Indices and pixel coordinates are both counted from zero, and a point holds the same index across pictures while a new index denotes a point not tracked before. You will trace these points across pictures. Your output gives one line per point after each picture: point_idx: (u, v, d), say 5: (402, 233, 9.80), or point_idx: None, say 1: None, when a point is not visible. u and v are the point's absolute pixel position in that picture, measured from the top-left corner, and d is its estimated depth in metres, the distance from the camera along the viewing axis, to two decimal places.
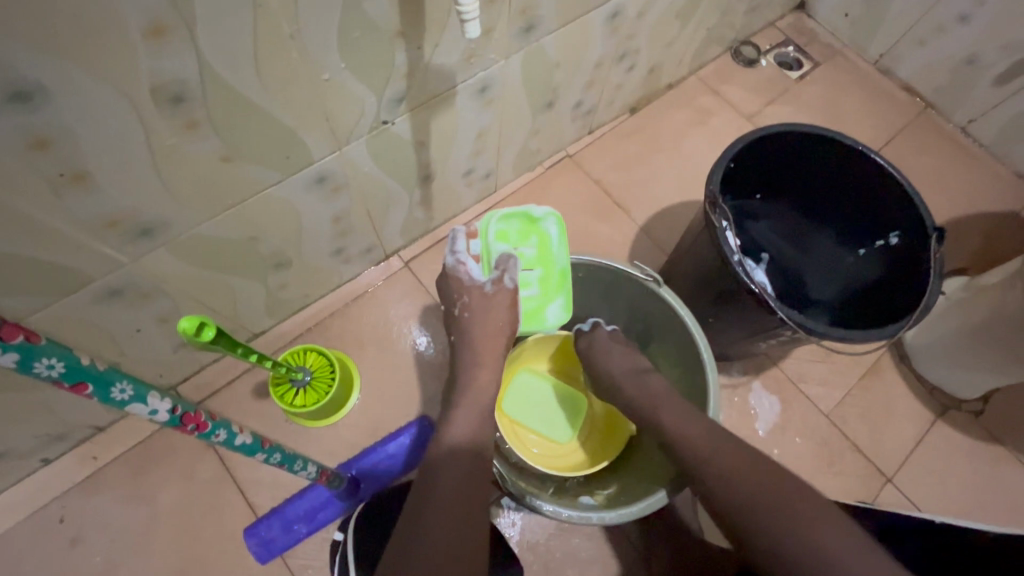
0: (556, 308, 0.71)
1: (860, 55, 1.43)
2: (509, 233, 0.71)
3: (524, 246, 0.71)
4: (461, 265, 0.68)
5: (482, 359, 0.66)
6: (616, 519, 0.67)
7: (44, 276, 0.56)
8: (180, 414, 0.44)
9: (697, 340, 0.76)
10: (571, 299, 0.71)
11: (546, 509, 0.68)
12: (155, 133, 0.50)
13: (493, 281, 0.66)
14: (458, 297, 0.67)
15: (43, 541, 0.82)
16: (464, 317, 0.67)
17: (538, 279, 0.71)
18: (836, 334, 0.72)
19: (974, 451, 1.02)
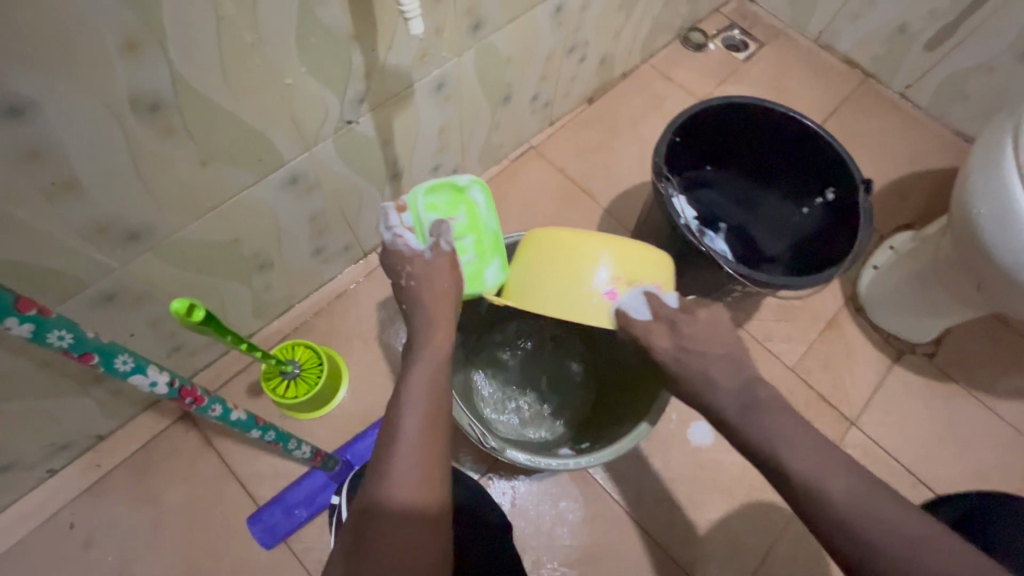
0: (494, 270, 0.75)
1: (802, 34, 1.52)
2: (438, 205, 0.74)
3: (455, 216, 0.74)
4: (399, 238, 0.67)
5: (438, 317, 0.63)
6: (589, 463, 0.73)
7: (42, 282, 0.60)
8: (178, 387, 0.49)
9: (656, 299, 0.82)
10: (506, 260, 0.76)
11: (521, 459, 0.74)
12: (137, 140, 0.55)
13: (430, 248, 0.66)
14: (402, 268, 0.66)
15: (55, 548, 0.85)
16: (410, 286, 0.64)
17: (472, 245, 0.74)
18: (779, 281, 0.79)
19: (930, 389, 1.10)
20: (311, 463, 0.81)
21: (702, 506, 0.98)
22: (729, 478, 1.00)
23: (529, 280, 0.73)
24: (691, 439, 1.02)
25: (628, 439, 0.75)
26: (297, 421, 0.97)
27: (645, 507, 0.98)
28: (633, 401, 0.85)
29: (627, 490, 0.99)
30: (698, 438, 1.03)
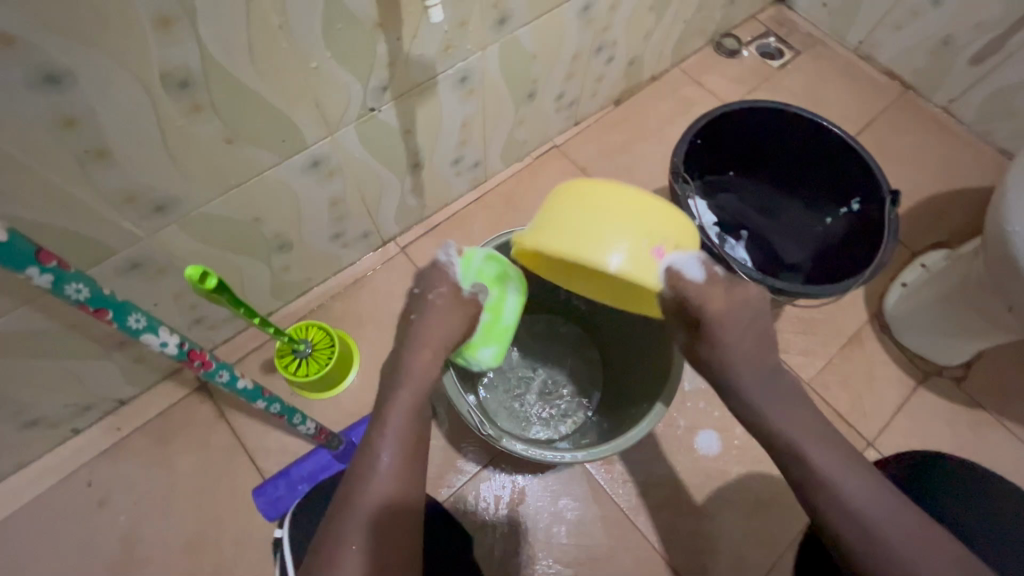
0: (487, 354, 0.72)
1: (841, 44, 1.48)
2: (486, 274, 0.71)
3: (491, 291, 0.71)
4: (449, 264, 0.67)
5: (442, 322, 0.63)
6: (584, 457, 0.72)
7: (74, 246, 0.63)
8: (187, 349, 0.51)
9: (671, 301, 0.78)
10: (503, 353, 0.73)
11: (518, 447, 0.74)
12: (168, 114, 0.58)
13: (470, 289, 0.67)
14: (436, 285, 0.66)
15: (72, 503, 0.89)
16: (435, 300, 0.65)
17: (484, 324, 0.72)
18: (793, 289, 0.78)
19: (957, 414, 1.05)
20: (314, 440, 0.82)
21: (704, 517, 0.96)
22: (733, 490, 0.98)
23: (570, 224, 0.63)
24: (697, 446, 1.00)
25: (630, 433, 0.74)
26: (307, 400, 0.99)
27: (645, 513, 0.96)
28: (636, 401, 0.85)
29: (628, 494, 0.98)
30: (705, 447, 1.01)
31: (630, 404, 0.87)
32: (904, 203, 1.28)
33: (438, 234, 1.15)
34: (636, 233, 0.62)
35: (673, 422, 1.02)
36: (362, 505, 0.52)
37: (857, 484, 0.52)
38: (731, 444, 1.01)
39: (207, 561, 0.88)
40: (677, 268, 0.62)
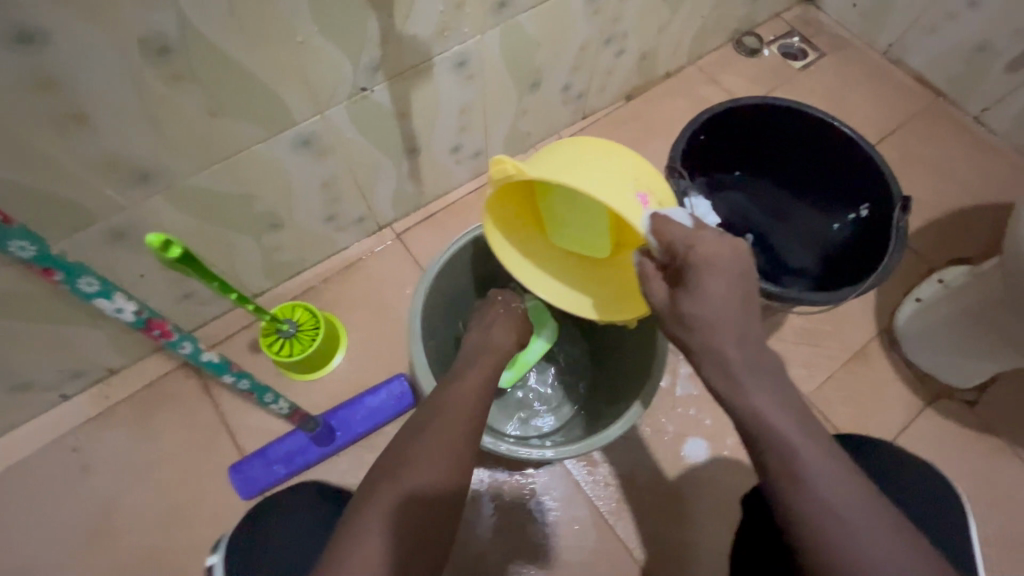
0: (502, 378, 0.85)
1: (870, 46, 1.41)
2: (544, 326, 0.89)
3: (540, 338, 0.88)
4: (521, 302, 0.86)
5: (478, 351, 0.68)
6: (548, 455, 0.70)
7: (56, 211, 0.64)
8: (146, 318, 0.50)
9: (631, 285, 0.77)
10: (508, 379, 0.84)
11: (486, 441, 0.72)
12: (148, 82, 0.57)
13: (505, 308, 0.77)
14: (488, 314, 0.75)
15: (57, 468, 0.91)
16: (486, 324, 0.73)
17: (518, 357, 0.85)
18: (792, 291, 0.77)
19: (965, 439, 1.00)
20: (289, 421, 0.82)
21: (686, 527, 0.94)
22: (718, 502, 0.95)
23: (551, 166, 0.63)
24: (685, 454, 0.98)
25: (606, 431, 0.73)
26: (292, 382, 0.99)
27: (625, 520, 0.94)
28: (620, 399, 0.82)
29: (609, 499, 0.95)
30: (693, 455, 0.98)
31: (612, 406, 0.84)
32: (926, 216, 1.21)
33: (435, 222, 1.13)
34: (623, 177, 0.63)
35: (661, 428, 0.99)
36: (398, 507, 0.50)
37: (845, 489, 0.48)
38: (719, 455, 0.97)
39: (183, 534, 0.89)
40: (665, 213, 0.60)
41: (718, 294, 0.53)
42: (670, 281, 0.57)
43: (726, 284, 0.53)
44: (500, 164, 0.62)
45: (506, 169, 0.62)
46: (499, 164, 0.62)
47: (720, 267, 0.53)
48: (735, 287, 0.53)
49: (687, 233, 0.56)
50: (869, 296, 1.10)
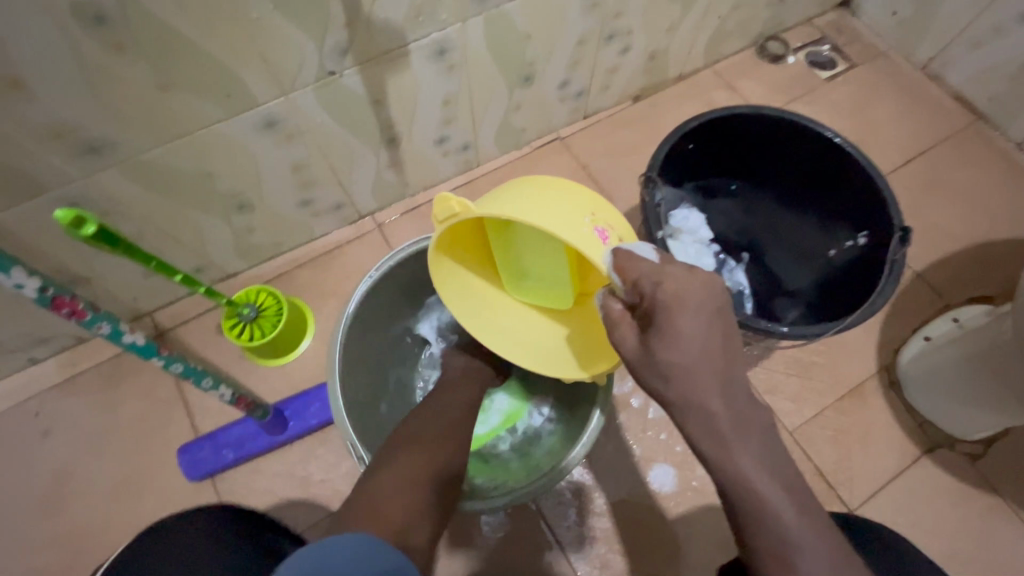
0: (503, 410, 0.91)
1: (908, 59, 1.29)
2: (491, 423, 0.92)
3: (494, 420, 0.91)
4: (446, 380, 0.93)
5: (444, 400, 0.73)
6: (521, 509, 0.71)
7: (3, 177, 0.64)
8: (52, 296, 0.49)
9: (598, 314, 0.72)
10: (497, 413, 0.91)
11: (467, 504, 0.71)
12: (85, 51, 0.56)
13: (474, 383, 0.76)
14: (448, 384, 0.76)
15: (20, 430, 0.92)
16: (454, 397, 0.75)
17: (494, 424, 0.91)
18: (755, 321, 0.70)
19: (960, 494, 0.92)
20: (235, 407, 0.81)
21: (642, 556, 0.90)
22: (679, 534, 0.91)
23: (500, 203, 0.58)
24: (651, 479, 0.93)
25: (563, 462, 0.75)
26: (256, 366, 0.98)
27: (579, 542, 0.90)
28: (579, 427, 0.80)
29: (566, 518, 0.91)
30: (660, 481, 0.93)
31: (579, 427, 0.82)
32: (950, 248, 1.11)
33: (418, 216, 1.09)
34: (580, 210, 0.58)
35: (629, 450, 0.95)
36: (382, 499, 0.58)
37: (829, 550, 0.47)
38: (686, 484, 0.93)
39: (132, 508, 0.89)
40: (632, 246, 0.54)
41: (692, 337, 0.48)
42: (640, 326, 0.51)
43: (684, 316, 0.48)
44: (445, 203, 0.58)
45: (451, 208, 0.58)
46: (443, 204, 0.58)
47: (695, 304, 0.48)
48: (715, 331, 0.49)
49: (655, 270, 0.50)
50: (873, 330, 1.02)
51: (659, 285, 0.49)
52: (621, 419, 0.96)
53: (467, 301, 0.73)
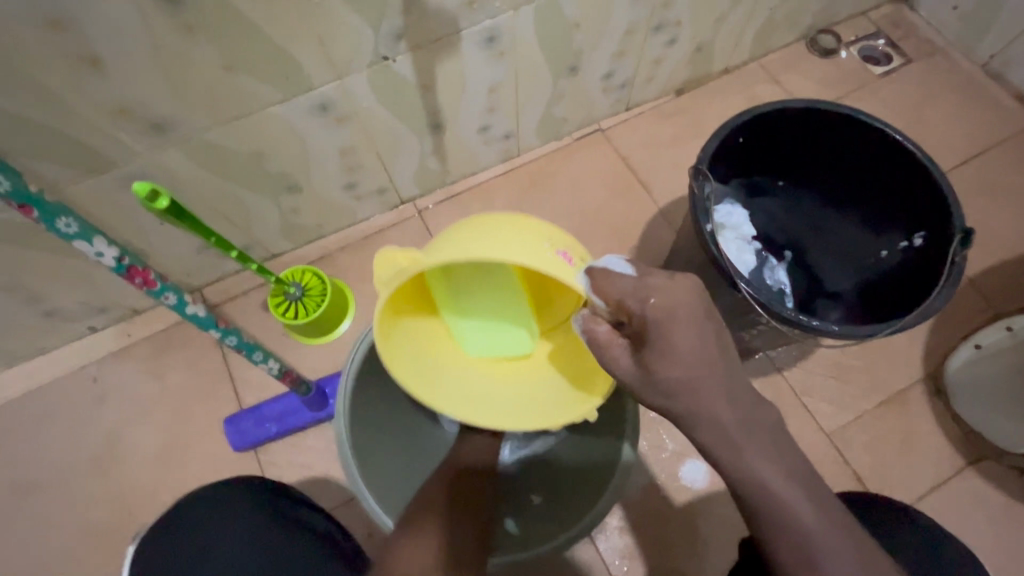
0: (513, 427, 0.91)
1: (967, 56, 1.24)
2: None
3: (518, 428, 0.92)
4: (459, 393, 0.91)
5: None
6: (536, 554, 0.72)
7: (77, 150, 0.67)
8: (127, 266, 0.52)
9: None
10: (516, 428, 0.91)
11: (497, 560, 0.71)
12: (159, 31, 0.59)
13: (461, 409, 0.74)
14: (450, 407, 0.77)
15: (78, 393, 0.97)
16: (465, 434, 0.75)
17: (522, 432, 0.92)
18: (803, 318, 0.69)
19: (1004, 507, 0.90)
20: (281, 381, 0.83)
21: (670, 550, 0.90)
22: (707, 530, 0.91)
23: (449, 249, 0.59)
24: (682, 474, 0.93)
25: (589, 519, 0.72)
26: (296, 344, 1.01)
27: (608, 533, 0.91)
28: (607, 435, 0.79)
29: None
30: (691, 476, 0.93)
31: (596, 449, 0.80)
32: (1005, 254, 1.06)
33: (457, 203, 1.10)
34: (538, 238, 0.59)
35: (660, 445, 0.95)
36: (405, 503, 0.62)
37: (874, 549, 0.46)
38: (717, 482, 0.93)
39: (179, 473, 0.93)
40: (601, 262, 0.52)
41: (687, 351, 0.47)
42: (631, 347, 0.50)
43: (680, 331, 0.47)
44: (390, 260, 0.59)
45: (396, 263, 0.59)
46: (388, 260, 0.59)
47: (685, 316, 0.47)
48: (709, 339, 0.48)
49: (637, 286, 0.49)
50: (918, 335, 0.99)
51: (645, 306, 0.48)
52: (653, 413, 0.96)
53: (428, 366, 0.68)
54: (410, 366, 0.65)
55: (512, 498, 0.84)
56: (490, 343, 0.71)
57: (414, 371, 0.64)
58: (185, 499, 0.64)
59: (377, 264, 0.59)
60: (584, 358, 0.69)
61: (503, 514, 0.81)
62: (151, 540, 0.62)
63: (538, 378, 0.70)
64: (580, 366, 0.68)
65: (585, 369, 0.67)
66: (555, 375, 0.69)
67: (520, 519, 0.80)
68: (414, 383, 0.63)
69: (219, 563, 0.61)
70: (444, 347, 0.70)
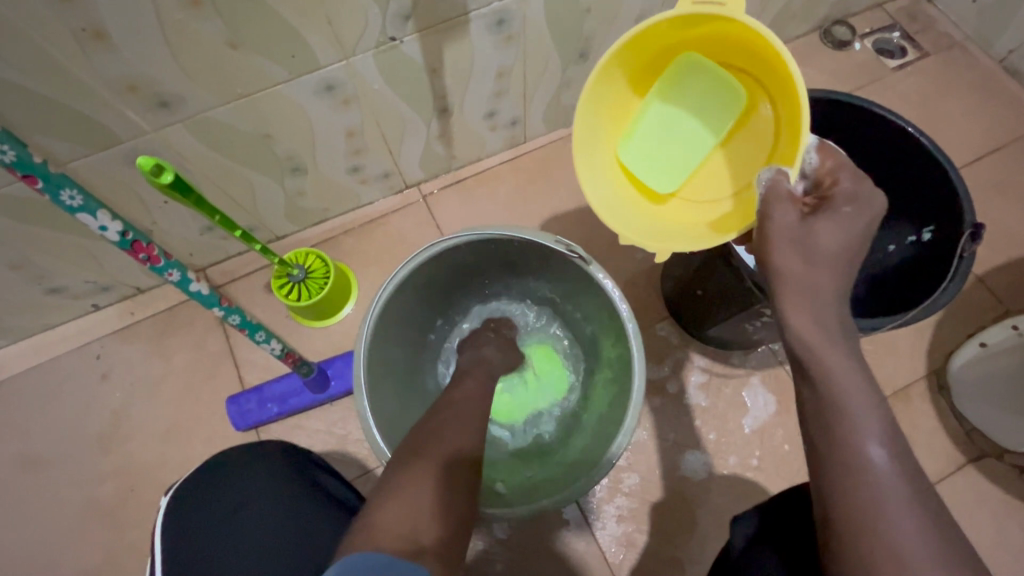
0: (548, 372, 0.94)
1: (984, 51, 1.21)
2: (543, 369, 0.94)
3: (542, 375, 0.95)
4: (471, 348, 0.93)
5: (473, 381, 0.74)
6: (519, 513, 0.68)
7: (82, 125, 0.67)
8: (131, 240, 0.52)
9: (619, 310, 0.73)
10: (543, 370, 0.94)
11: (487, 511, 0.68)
12: (166, 6, 0.58)
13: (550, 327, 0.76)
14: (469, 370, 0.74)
15: (82, 370, 0.98)
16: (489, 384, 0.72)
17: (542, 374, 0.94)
18: None
19: (1003, 504, 0.90)
20: (282, 361, 0.84)
21: (667, 538, 0.90)
22: (705, 520, 0.91)
23: (711, 75, 0.65)
24: (682, 464, 0.93)
25: (573, 492, 0.69)
26: (300, 326, 1.01)
27: (607, 521, 0.91)
28: (614, 405, 0.78)
29: (591, 496, 0.92)
30: (691, 466, 0.94)
31: (604, 421, 0.79)
32: (1015, 253, 1.05)
33: (462, 189, 1.10)
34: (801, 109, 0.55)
35: (659, 435, 0.95)
36: (412, 461, 0.53)
37: None
38: (718, 473, 0.93)
39: (181, 450, 0.94)
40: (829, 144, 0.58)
41: (818, 247, 0.51)
42: (802, 212, 0.53)
43: (852, 210, 0.53)
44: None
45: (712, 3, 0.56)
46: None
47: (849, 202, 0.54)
48: (850, 242, 0.52)
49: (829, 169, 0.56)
50: (923, 332, 0.98)
51: (836, 181, 0.55)
52: (654, 403, 0.96)
53: (594, 122, 0.66)
54: (606, 74, 0.64)
55: (504, 469, 0.83)
56: (659, 147, 0.67)
57: (595, 103, 0.66)
58: (222, 460, 0.66)
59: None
60: (696, 229, 0.66)
61: (494, 478, 0.80)
62: (174, 511, 0.61)
63: (649, 210, 0.68)
64: (688, 228, 0.66)
65: (689, 236, 0.65)
66: (660, 220, 0.68)
67: (510, 486, 0.79)
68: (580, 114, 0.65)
69: (256, 515, 0.62)
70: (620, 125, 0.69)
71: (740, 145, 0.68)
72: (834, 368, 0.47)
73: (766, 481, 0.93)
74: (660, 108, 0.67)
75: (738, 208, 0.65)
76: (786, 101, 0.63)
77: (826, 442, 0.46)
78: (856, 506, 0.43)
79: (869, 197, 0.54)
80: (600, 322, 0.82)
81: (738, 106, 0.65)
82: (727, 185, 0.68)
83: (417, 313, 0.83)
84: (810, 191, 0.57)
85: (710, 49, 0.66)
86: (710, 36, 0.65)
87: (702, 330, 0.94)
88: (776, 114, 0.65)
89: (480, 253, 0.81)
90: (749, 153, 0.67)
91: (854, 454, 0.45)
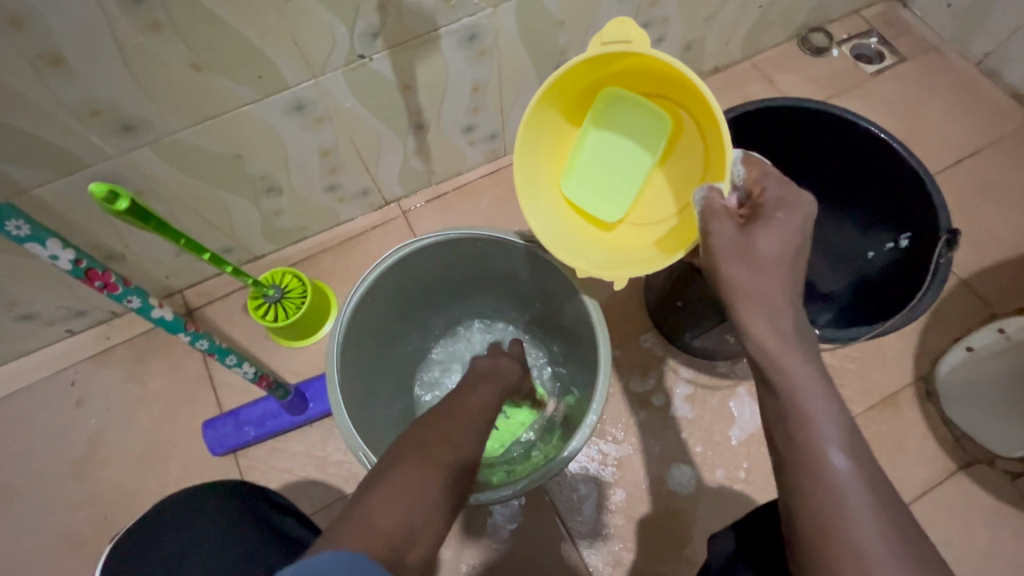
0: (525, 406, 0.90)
1: (961, 54, 1.22)
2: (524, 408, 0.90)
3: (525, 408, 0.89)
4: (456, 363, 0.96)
5: None
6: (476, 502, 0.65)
7: (44, 152, 0.66)
8: (85, 268, 0.51)
9: (590, 316, 0.73)
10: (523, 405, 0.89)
11: None
12: (124, 31, 0.57)
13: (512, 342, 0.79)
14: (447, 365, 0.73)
15: (56, 397, 0.96)
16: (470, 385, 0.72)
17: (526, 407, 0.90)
18: None
19: (995, 511, 0.88)
20: (257, 385, 0.82)
21: (656, 556, 0.88)
22: (694, 536, 0.89)
23: (635, 103, 0.65)
24: (669, 480, 0.92)
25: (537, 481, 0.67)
26: (278, 347, 0.99)
27: (591, 542, 0.89)
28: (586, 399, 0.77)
29: (579, 513, 0.91)
30: (678, 482, 0.92)
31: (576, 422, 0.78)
32: (998, 255, 1.05)
33: (442, 204, 1.09)
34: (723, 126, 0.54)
35: (645, 449, 0.93)
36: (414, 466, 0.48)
37: None
38: (706, 486, 0.91)
39: (157, 477, 0.92)
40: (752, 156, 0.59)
41: (770, 258, 0.51)
42: (737, 223, 0.53)
43: (784, 215, 0.53)
44: (622, 26, 0.56)
45: (623, 36, 0.56)
46: (620, 27, 0.56)
47: (790, 213, 0.53)
48: (786, 245, 0.51)
49: (775, 180, 0.55)
50: (910, 337, 0.97)
51: (764, 189, 0.55)
52: (641, 417, 0.95)
53: (534, 162, 0.66)
54: (537, 118, 0.63)
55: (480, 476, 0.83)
56: (598, 179, 0.66)
57: (530, 147, 0.65)
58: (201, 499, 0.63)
59: (609, 24, 0.56)
60: (642, 251, 0.66)
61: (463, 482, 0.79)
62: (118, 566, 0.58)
63: (598, 239, 0.68)
64: (637, 253, 0.66)
65: (639, 260, 0.65)
66: (611, 248, 0.67)
67: None
68: (522, 157, 0.64)
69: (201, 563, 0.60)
70: (559, 162, 0.68)
71: (674, 165, 0.68)
72: (809, 383, 0.46)
73: (753, 494, 0.91)
74: (592, 142, 0.66)
75: (679, 228, 0.66)
76: (704, 120, 0.63)
77: (794, 448, 0.45)
78: (816, 512, 0.42)
79: (796, 197, 0.54)
80: (570, 323, 0.81)
81: (664, 131, 0.65)
82: (667, 205, 0.68)
83: (390, 325, 0.83)
84: (744, 203, 0.57)
85: (629, 79, 0.66)
86: (630, 71, 0.65)
87: (681, 340, 0.94)
88: (700, 134, 0.65)
89: (435, 270, 0.81)
90: (684, 173, 0.67)
91: (816, 463, 0.43)
